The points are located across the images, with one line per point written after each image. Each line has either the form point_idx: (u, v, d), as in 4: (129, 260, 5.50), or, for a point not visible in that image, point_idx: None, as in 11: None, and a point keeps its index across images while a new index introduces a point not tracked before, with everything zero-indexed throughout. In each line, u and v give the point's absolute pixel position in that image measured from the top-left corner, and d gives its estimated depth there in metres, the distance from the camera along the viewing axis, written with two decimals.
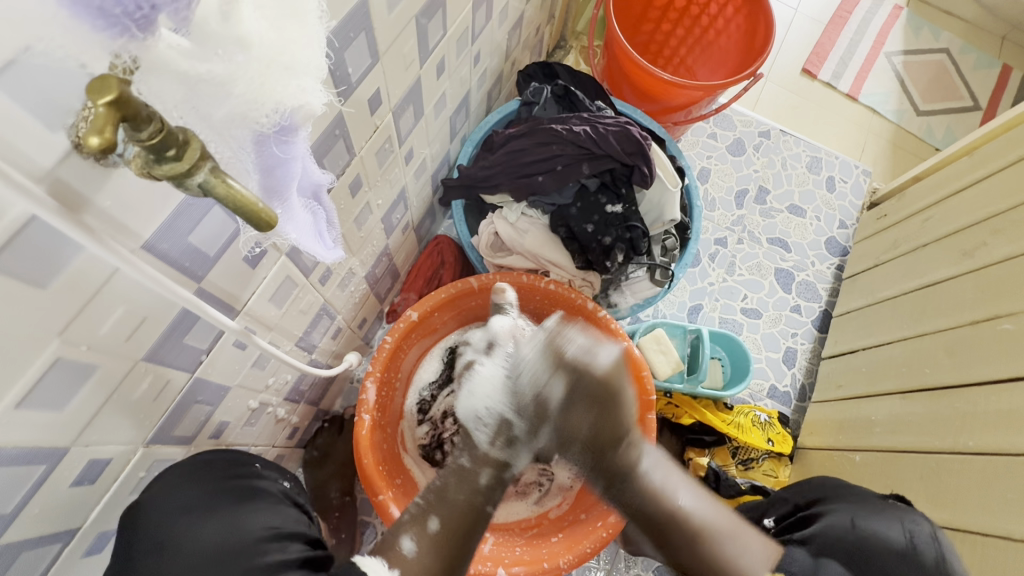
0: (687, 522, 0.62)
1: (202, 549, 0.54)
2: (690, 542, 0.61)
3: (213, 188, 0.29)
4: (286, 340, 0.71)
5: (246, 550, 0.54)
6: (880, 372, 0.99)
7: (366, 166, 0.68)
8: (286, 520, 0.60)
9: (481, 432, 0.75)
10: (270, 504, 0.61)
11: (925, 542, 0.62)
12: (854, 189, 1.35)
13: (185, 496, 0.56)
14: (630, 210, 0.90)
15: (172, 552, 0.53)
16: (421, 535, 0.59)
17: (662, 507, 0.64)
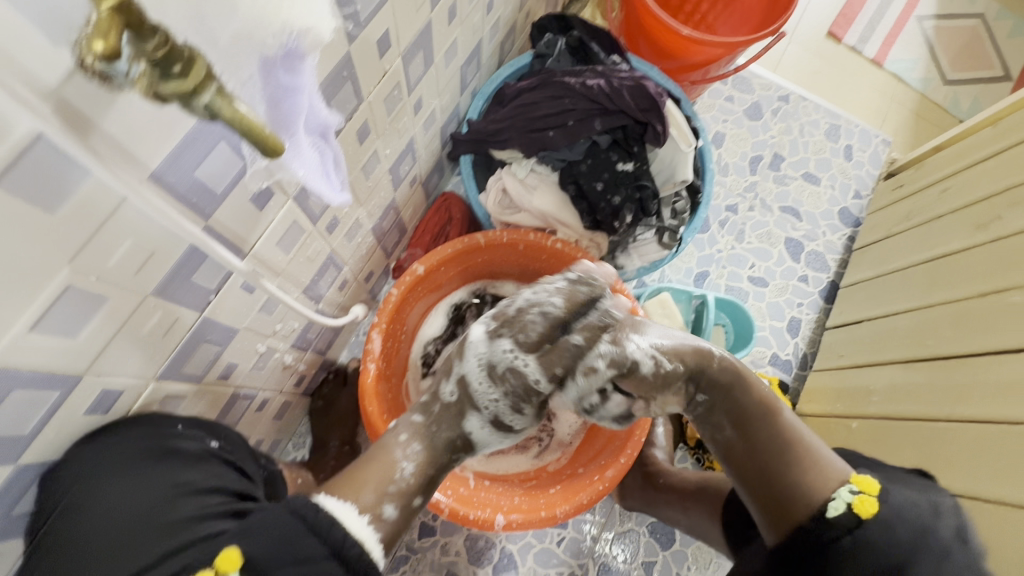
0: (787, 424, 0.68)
1: (113, 509, 0.51)
2: (781, 435, 0.67)
3: (220, 110, 0.29)
4: (293, 287, 0.72)
5: (162, 505, 0.52)
6: (884, 343, 0.99)
7: (373, 113, 0.67)
8: (206, 476, 0.56)
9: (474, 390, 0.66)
10: (190, 463, 0.56)
11: (947, 511, 0.62)
12: (872, 159, 1.32)
13: (89, 462, 0.49)
14: (641, 169, 0.89)
15: (86, 513, 0.49)
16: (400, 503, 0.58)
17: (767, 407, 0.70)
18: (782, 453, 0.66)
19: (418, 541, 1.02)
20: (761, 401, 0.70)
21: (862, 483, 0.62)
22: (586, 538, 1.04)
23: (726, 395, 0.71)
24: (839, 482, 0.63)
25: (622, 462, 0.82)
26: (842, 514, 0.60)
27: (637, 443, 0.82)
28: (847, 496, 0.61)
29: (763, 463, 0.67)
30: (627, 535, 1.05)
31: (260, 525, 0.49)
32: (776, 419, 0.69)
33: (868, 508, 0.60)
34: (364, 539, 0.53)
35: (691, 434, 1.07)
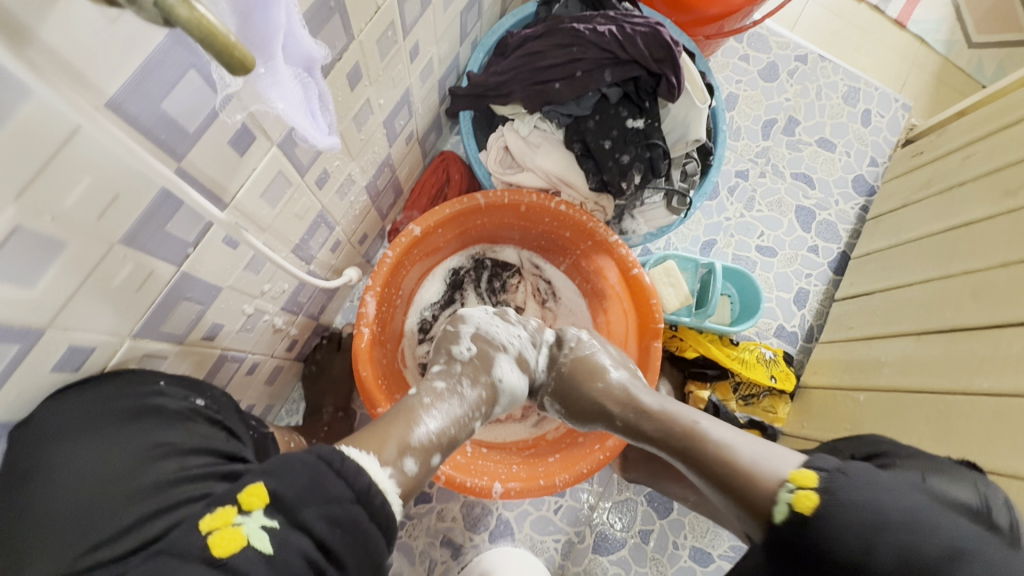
0: (708, 440, 0.64)
1: (83, 469, 0.48)
2: (711, 451, 0.64)
3: (174, 10, 0.24)
4: (282, 246, 0.68)
5: (136, 466, 0.49)
6: (895, 315, 0.96)
7: (366, 55, 0.61)
8: (188, 437, 0.53)
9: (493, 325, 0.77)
10: (170, 422, 0.53)
11: (998, 507, 0.50)
12: (891, 124, 1.26)
13: (56, 417, 0.46)
14: (652, 126, 0.83)
15: (51, 473, 0.46)
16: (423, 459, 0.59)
17: (687, 428, 0.67)
18: (716, 463, 0.62)
19: (414, 507, 1.01)
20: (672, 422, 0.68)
21: (800, 475, 0.55)
22: (584, 508, 1.03)
23: (637, 434, 0.72)
24: (779, 482, 0.56)
25: None
26: (789, 516, 0.54)
27: None
28: (786, 496, 0.55)
29: (712, 483, 0.62)
30: (625, 504, 1.04)
31: (287, 464, 0.48)
32: (698, 435, 0.66)
33: (807, 504, 0.53)
34: (385, 488, 0.53)
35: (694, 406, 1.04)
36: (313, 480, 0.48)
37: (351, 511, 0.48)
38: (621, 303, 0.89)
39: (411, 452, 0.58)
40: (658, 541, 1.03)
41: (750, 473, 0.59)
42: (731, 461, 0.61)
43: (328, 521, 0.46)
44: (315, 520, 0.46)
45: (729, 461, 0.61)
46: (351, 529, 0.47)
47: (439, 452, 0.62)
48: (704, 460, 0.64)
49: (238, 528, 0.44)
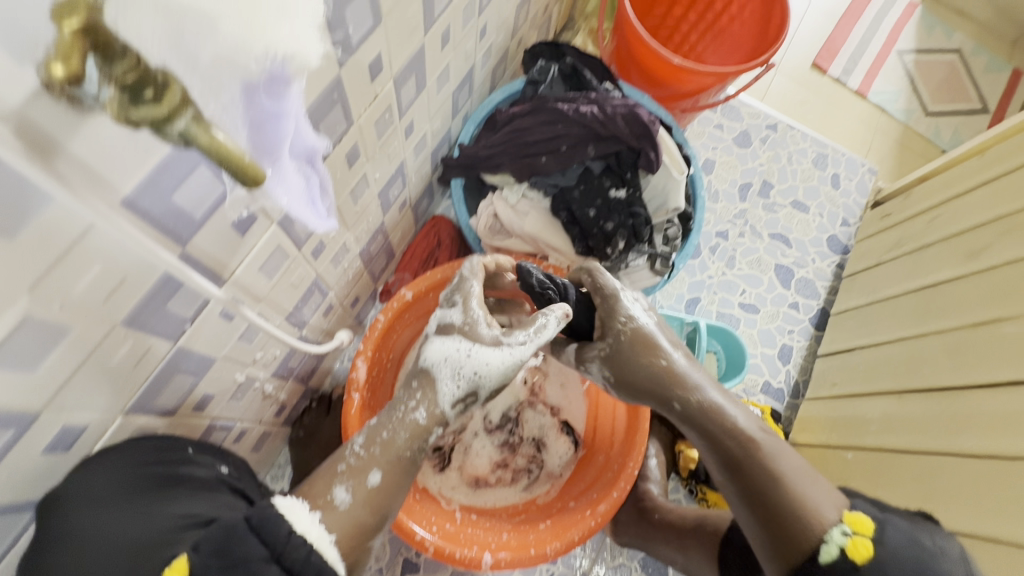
0: (769, 463, 0.62)
1: (118, 538, 0.51)
2: (767, 474, 0.62)
3: (196, 138, 0.27)
4: (276, 314, 0.69)
5: (165, 536, 0.52)
6: (875, 373, 0.98)
7: (364, 136, 0.65)
8: (213, 507, 0.57)
9: (449, 389, 0.62)
10: (198, 491, 0.58)
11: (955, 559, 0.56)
12: (859, 187, 1.34)
13: (99, 483, 0.50)
14: (633, 195, 0.88)
15: (82, 542, 0.49)
16: (358, 488, 0.57)
17: (742, 441, 0.64)
18: (770, 493, 0.61)
19: None
20: (736, 440, 0.64)
21: (854, 521, 0.58)
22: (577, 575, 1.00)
23: (704, 440, 0.66)
24: (833, 521, 0.58)
25: (616, 496, 0.80)
26: (838, 558, 0.56)
27: (630, 475, 0.80)
28: (840, 537, 0.57)
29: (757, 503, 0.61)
30: (619, 570, 1.01)
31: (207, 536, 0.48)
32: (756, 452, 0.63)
33: (862, 552, 0.55)
34: (313, 538, 0.51)
35: (685, 465, 1.04)
36: (225, 542, 0.47)
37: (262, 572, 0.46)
38: None
39: (344, 478, 0.57)
40: None
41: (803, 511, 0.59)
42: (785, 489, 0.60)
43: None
44: None
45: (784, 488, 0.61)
46: None
47: (378, 468, 0.59)
48: (760, 479, 0.62)
49: None
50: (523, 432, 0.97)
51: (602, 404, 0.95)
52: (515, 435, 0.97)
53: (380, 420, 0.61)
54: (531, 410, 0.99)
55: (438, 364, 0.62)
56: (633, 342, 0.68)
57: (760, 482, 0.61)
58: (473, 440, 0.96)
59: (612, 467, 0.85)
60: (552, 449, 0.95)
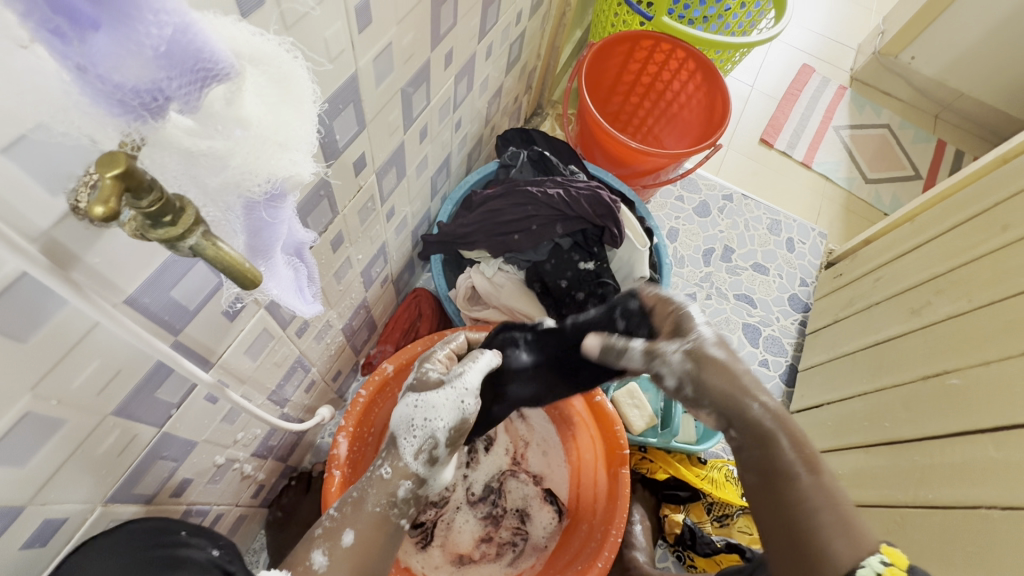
0: (838, 488, 0.50)
1: None
2: (826, 497, 0.49)
3: (204, 250, 0.31)
4: (258, 393, 0.71)
5: None
6: (842, 428, 1.02)
7: (348, 223, 0.71)
8: None
9: (407, 441, 0.63)
10: None
11: None
12: (812, 250, 1.44)
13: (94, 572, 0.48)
14: (601, 267, 0.94)
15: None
16: (334, 550, 0.54)
17: (810, 462, 0.51)
18: (821, 512, 0.49)
19: None
20: (800, 452, 0.52)
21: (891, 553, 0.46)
22: None
23: (760, 444, 0.54)
24: (870, 548, 0.47)
25: (599, 567, 0.79)
26: None
27: (613, 544, 0.80)
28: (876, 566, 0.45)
29: (794, 520, 0.49)
30: None
31: None
32: (824, 476, 0.51)
33: None
34: None
35: (670, 530, 1.03)
36: None
37: None
38: (589, 431, 0.93)
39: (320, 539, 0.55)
40: None
41: (850, 535, 0.47)
42: (842, 518, 0.48)
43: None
44: None
45: (841, 517, 0.48)
46: None
47: (352, 527, 0.56)
48: (813, 501, 0.49)
49: None
50: (506, 503, 0.97)
51: (583, 471, 0.95)
52: (498, 507, 0.97)
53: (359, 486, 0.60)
54: (514, 479, 0.99)
55: (400, 425, 0.64)
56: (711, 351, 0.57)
57: (813, 495, 0.49)
58: (456, 514, 0.95)
59: (595, 537, 0.84)
60: (537, 520, 0.95)
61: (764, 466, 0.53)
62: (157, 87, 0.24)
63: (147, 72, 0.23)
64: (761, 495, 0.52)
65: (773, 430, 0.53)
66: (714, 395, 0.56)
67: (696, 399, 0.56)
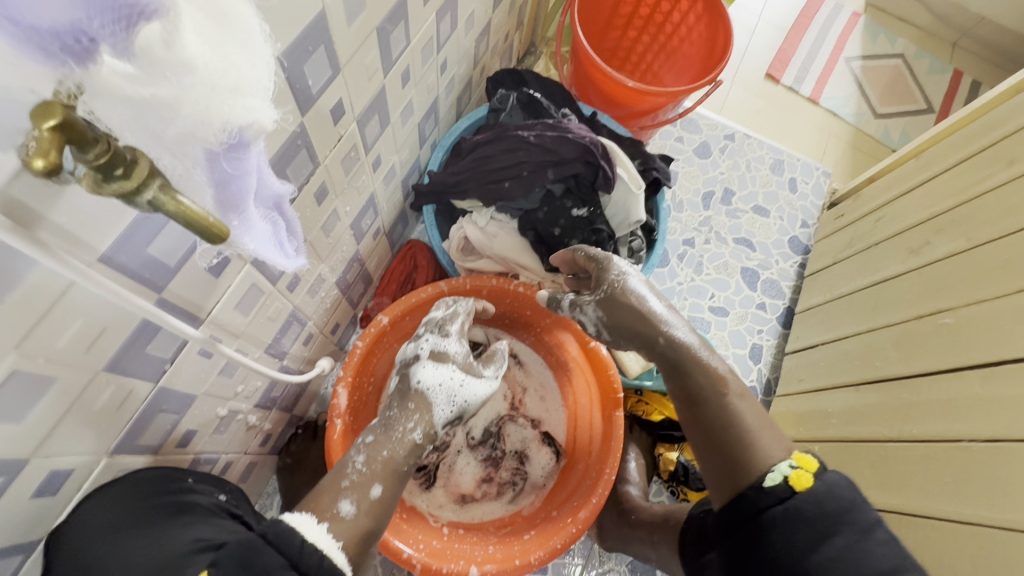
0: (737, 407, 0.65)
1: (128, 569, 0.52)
2: (726, 415, 0.65)
3: (163, 205, 0.30)
4: (255, 347, 0.72)
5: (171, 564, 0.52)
6: (834, 367, 1.03)
7: (331, 175, 0.69)
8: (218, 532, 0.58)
9: (443, 408, 0.71)
10: (204, 517, 0.59)
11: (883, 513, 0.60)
12: (815, 190, 1.41)
13: (112, 515, 0.52)
14: (595, 214, 0.92)
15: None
16: (361, 500, 0.62)
17: (717, 391, 0.67)
18: (728, 425, 0.64)
19: None
20: (708, 377, 0.67)
21: (801, 459, 0.61)
22: None
23: (678, 374, 0.69)
24: (780, 458, 0.61)
25: (594, 503, 0.83)
26: (779, 484, 0.59)
27: (607, 482, 0.83)
28: (784, 468, 0.59)
29: (712, 434, 0.65)
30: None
31: (230, 555, 0.50)
32: (727, 398, 0.66)
33: (805, 484, 0.58)
34: (323, 546, 0.55)
35: (664, 467, 1.07)
36: (246, 555, 0.50)
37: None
38: (584, 376, 0.95)
39: (349, 492, 0.61)
40: None
41: (759, 445, 0.63)
42: (743, 435, 0.63)
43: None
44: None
45: (742, 434, 0.64)
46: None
47: (380, 481, 0.64)
48: (720, 422, 0.65)
49: None
50: (505, 446, 1.00)
51: (579, 414, 0.97)
52: (498, 449, 1.00)
53: (378, 439, 0.66)
54: (512, 423, 1.02)
55: (433, 391, 0.71)
56: (624, 291, 0.71)
57: (722, 415, 0.65)
58: (458, 457, 0.99)
59: (590, 475, 0.88)
60: (535, 461, 0.98)
61: (685, 394, 0.68)
62: (78, 28, 0.23)
63: (64, 14, 0.22)
64: (687, 418, 0.68)
65: (684, 357, 0.68)
66: (629, 328, 0.71)
67: (614, 338, 0.73)
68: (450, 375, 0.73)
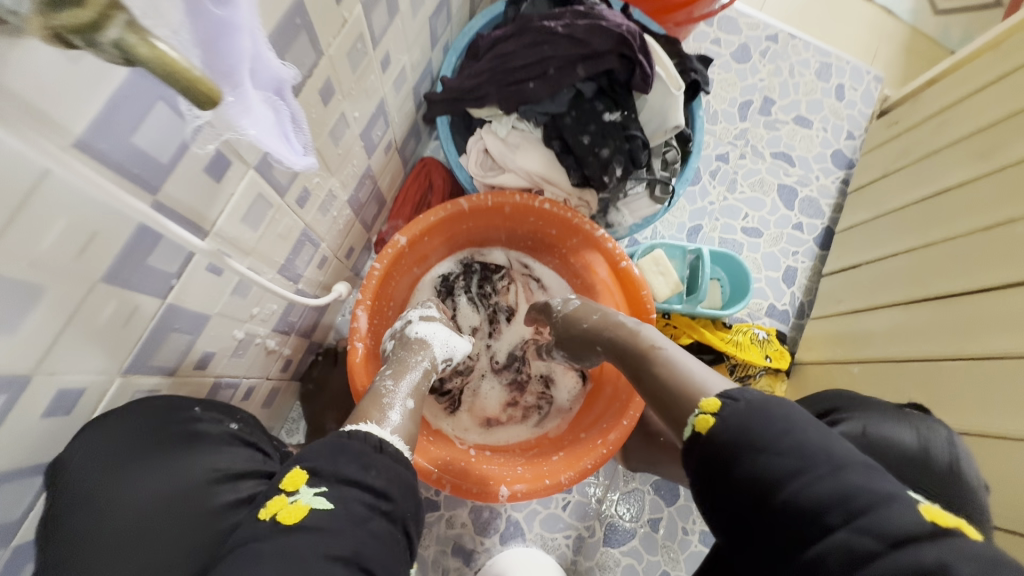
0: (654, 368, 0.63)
1: (141, 500, 0.53)
2: (654, 381, 0.62)
3: (133, 48, 0.24)
4: (267, 267, 0.67)
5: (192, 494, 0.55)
6: (877, 286, 0.97)
7: (337, 70, 0.61)
8: (234, 460, 0.59)
9: (443, 351, 0.80)
10: (215, 446, 0.59)
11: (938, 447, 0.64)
12: (865, 97, 1.28)
13: (117, 445, 0.50)
14: (628, 117, 0.83)
15: (107, 498, 0.52)
16: (403, 410, 0.68)
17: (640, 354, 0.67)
18: (657, 387, 0.61)
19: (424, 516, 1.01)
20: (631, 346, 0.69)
21: (705, 402, 0.52)
22: (591, 501, 1.04)
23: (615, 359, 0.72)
24: (687, 410, 0.54)
25: (626, 424, 0.80)
26: (692, 435, 0.51)
27: (638, 403, 0.80)
28: (690, 421, 0.52)
29: (652, 399, 0.61)
30: (632, 495, 1.06)
31: (308, 454, 0.55)
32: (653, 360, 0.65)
33: (708, 424, 0.50)
34: (391, 441, 0.61)
35: None
36: (337, 447, 0.56)
37: (375, 459, 0.57)
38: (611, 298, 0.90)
39: (392, 405, 0.67)
40: (667, 527, 1.04)
41: (683, 401, 0.56)
42: (669, 389, 0.59)
43: (363, 468, 0.55)
44: (353, 468, 0.54)
45: (669, 388, 0.59)
46: (403, 487, 0.56)
47: (411, 396, 0.70)
48: (649, 390, 0.62)
49: (295, 501, 0.50)
50: (530, 370, 0.98)
51: None
52: (523, 373, 0.98)
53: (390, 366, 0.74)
54: (536, 349, 0.99)
55: (430, 335, 0.80)
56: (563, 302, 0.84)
57: (649, 381, 0.63)
58: (483, 381, 0.97)
59: (620, 397, 0.85)
60: (562, 385, 0.96)
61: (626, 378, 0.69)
62: None
63: None
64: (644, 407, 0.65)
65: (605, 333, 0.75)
66: (575, 336, 0.80)
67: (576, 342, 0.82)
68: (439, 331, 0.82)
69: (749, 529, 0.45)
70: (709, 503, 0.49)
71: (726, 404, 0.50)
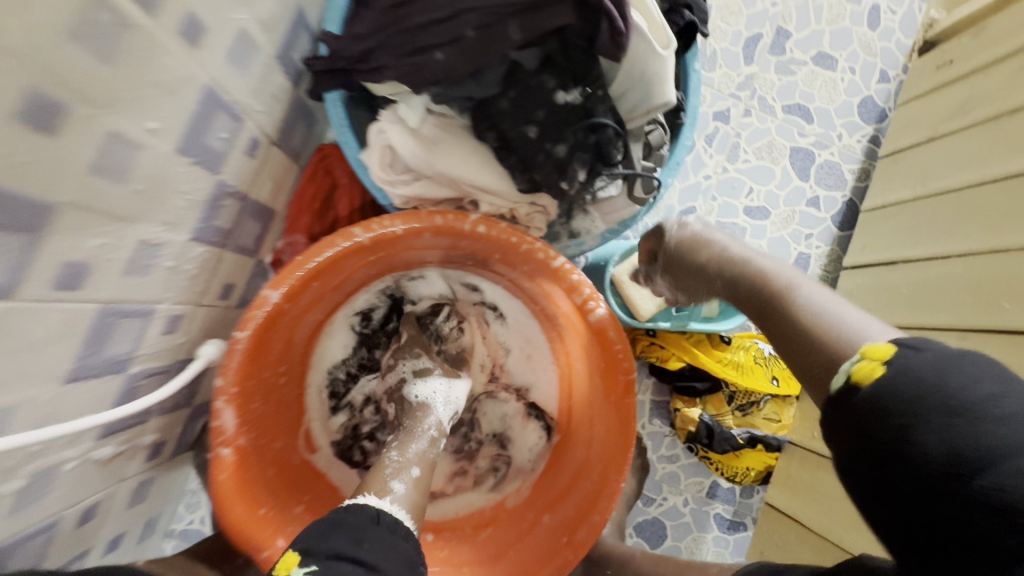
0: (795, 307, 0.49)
1: None
2: (783, 334, 0.49)
3: None
4: (31, 386, 0.44)
5: None
6: (928, 296, 0.76)
7: (51, 69, 0.34)
8: None
9: (445, 408, 0.65)
10: None
11: None
12: (906, 22, 0.98)
13: None
14: (592, 96, 0.56)
15: None
16: (409, 481, 0.55)
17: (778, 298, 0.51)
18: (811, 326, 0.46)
19: None
20: (769, 283, 0.53)
21: (871, 349, 0.41)
22: None
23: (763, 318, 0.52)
24: (840, 361, 0.43)
25: (597, 520, 0.62)
26: (846, 385, 0.41)
27: (613, 492, 0.62)
28: (846, 368, 0.41)
29: (800, 347, 0.47)
30: None
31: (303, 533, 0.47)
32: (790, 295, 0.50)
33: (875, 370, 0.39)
34: (393, 509, 0.51)
35: (682, 426, 0.86)
36: (327, 529, 0.47)
37: (373, 530, 0.47)
38: (579, 340, 0.68)
39: (395, 475, 0.55)
40: None
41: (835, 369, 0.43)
42: (817, 343, 0.45)
43: (356, 539, 0.46)
44: (346, 544, 0.45)
45: (817, 341, 0.45)
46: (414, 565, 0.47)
47: (417, 464, 0.57)
48: (799, 331, 0.47)
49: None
50: (481, 432, 0.77)
51: (576, 382, 0.73)
52: (472, 439, 0.77)
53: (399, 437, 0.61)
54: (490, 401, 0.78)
55: (434, 397, 0.66)
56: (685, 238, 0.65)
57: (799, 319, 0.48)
58: None
59: (591, 474, 0.66)
60: (521, 440, 0.76)
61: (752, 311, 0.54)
62: None
63: None
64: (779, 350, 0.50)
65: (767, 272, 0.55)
66: (688, 269, 0.64)
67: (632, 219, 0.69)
68: (429, 385, 0.67)
69: (904, 494, 0.36)
70: (846, 459, 0.39)
71: (903, 351, 0.39)
